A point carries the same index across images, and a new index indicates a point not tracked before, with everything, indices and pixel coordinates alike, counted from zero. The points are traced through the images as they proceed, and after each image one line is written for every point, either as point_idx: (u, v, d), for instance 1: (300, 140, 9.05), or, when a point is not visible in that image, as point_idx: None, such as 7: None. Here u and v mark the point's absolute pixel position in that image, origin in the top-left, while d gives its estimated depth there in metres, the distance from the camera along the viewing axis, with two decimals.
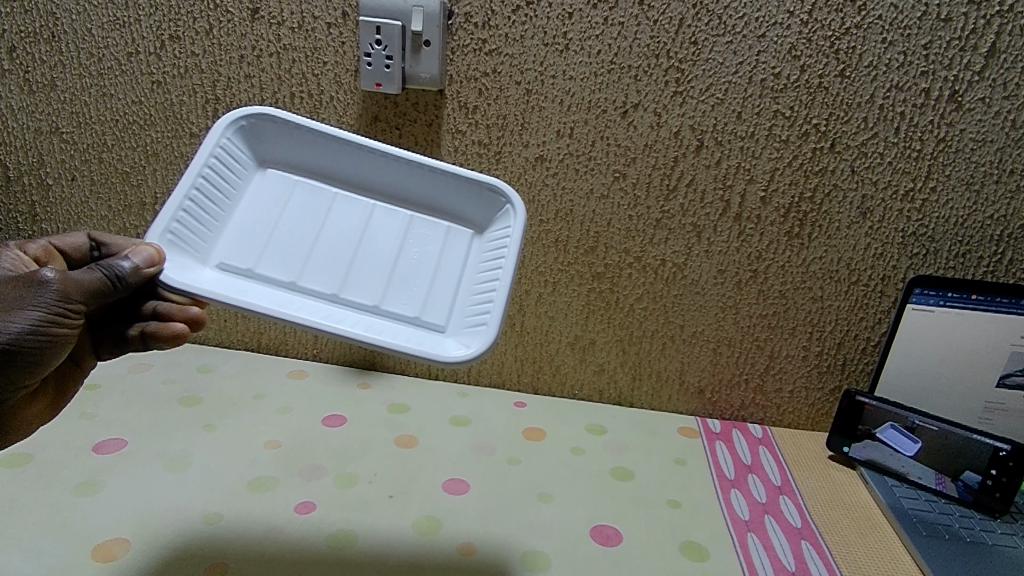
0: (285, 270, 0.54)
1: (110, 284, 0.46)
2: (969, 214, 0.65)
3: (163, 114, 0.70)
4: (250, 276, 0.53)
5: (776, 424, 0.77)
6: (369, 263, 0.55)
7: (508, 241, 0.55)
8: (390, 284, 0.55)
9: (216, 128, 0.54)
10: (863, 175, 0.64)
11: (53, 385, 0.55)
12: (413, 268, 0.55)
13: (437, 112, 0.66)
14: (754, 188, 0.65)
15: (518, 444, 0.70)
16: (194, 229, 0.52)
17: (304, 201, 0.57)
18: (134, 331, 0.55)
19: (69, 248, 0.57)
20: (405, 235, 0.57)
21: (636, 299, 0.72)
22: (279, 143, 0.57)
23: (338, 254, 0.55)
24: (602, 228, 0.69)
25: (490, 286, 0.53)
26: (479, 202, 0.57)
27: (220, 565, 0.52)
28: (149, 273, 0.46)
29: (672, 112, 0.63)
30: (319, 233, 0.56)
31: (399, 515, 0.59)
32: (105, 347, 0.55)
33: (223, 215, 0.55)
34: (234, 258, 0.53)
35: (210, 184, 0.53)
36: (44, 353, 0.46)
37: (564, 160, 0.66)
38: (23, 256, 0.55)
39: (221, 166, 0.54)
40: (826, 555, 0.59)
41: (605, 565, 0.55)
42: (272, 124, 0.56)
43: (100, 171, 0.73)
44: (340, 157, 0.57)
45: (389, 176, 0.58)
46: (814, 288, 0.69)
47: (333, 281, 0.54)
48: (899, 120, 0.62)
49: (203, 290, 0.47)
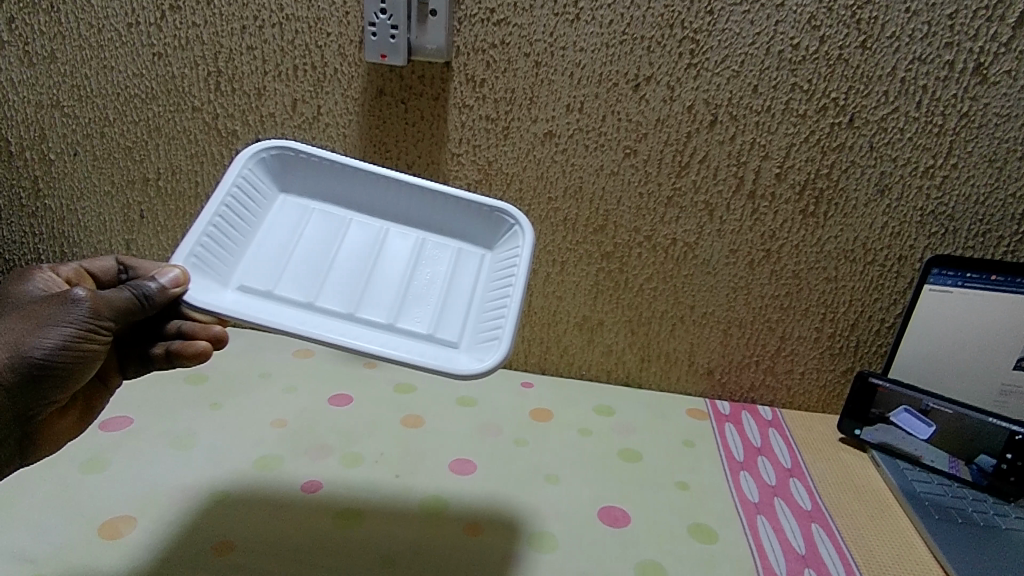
0: (303, 290, 0.53)
1: (138, 303, 0.46)
2: (990, 192, 0.63)
3: (165, 87, 0.68)
4: (269, 297, 0.52)
5: (786, 406, 0.76)
6: (384, 283, 0.55)
7: (518, 259, 0.55)
8: (404, 302, 0.54)
9: (239, 159, 0.55)
10: (883, 151, 0.62)
11: (82, 400, 0.54)
12: (426, 288, 0.55)
13: (443, 86, 0.64)
14: (768, 165, 0.64)
15: (526, 425, 0.69)
16: (217, 254, 0.52)
17: (319, 227, 0.57)
18: (158, 350, 0.53)
19: (98, 270, 0.57)
20: (418, 257, 0.57)
21: (646, 278, 0.71)
22: (296, 174, 0.58)
23: (353, 275, 0.55)
24: (611, 206, 0.68)
25: (502, 301, 0.52)
26: (487, 226, 0.58)
27: (227, 544, 0.52)
28: (174, 292, 0.46)
29: (686, 85, 0.62)
30: (335, 256, 0.56)
31: (405, 494, 0.59)
32: (133, 365, 0.55)
33: (242, 241, 0.54)
34: (254, 280, 0.53)
35: (232, 212, 0.53)
36: (73, 369, 0.47)
37: (573, 136, 0.65)
38: (55, 278, 0.55)
39: (242, 195, 0.55)
40: (836, 539, 0.58)
41: (614, 548, 0.54)
42: (289, 158, 0.57)
43: (103, 147, 0.72)
44: (355, 188, 0.58)
45: (401, 205, 0.59)
46: (828, 268, 0.67)
47: (349, 299, 0.53)
48: (922, 93, 0.60)
49: (227, 309, 0.46)
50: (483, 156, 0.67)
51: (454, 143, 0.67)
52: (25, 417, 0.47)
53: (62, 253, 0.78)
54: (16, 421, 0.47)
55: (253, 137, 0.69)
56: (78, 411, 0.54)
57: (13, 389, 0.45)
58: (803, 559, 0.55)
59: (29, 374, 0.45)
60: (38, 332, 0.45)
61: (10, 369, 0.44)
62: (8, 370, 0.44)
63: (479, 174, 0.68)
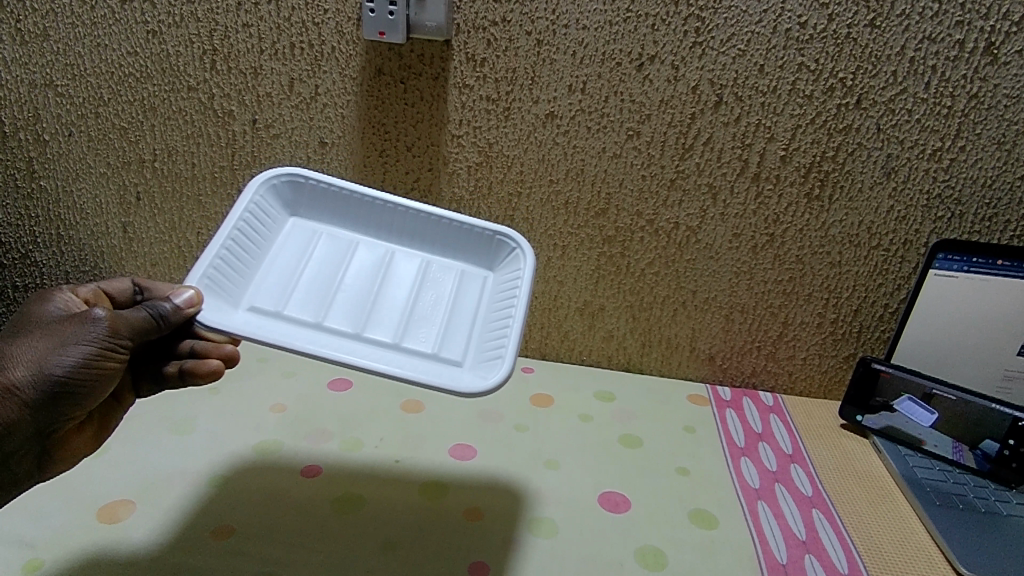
0: (311, 311, 0.53)
1: (154, 322, 0.46)
2: (997, 175, 0.62)
3: (160, 66, 0.67)
4: (278, 317, 0.51)
5: (788, 392, 0.76)
6: (389, 305, 0.55)
7: (520, 280, 0.55)
8: (409, 323, 0.54)
9: (250, 185, 0.55)
10: (890, 134, 0.61)
11: (98, 417, 0.52)
12: (431, 309, 0.55)
13: (443, 65, 0.63)
14: (774, 147, 0.63)
15: (526, 411, 0.69)
16: (229, 277, 0.51)
17: (327, 251, 0.57)
18: (171, 369, 0.52)
19: (113, 290, 0.56)
20: (422, 280, 0.57)
21: (648, 263, 0.70)
22: (305, 200, 0.58)
23: (360, 297, 0.55)
24: (613, 188, 0.67)
25: (505, 320, 0.52)
26: (490, 250, 0.59)
27: (225, 529, 0.52)
28: (189, 312, 0.46)
29: (691, 65, 0.61)
30: (342, 279, 0.56)
31: (404, 479, 0.58)
32: (146, 383, 0.53)
33: (252, 264, 0.54)
34: (264, 301, 0.52)
35: (244, 236, 0.53)
36: (93, 389, 0.46)
37: (575, 117, 0.64)
38: (74, 296, 0.53)
39: (253, 220, 0.55)
40: (837, 525, 0.58)
41: (615, 533, 0.54)
42: (298, 184, 0.58)
43: (98, 127, 0.71)
44: (361, 214, 0.59)
45: (406, 229, 0.59)
46: (832, 253, 0.67)
47: (356, 320, 0.53)
48: (931, 74, 0.59)
49: (237, 328, 0.46)
50: (484, 138, 0.66)
51: (454, 125, 0.66)
52: (45, 432, 0.46)
53: (58, 236, 0.78)
54: (38, 436, 0.46)
55: (249, 118, 0.68)
56: (95, 428, 0.52)
57: (33, 410, 0.44)
58: (804, 544, 0.55)
59: (49, 394, 0.44)
60: (58, 351, 0.45)
61: (31, 388, 0.44)
62: (30, 389, 0.44)
63: (479, 157, 0.67)
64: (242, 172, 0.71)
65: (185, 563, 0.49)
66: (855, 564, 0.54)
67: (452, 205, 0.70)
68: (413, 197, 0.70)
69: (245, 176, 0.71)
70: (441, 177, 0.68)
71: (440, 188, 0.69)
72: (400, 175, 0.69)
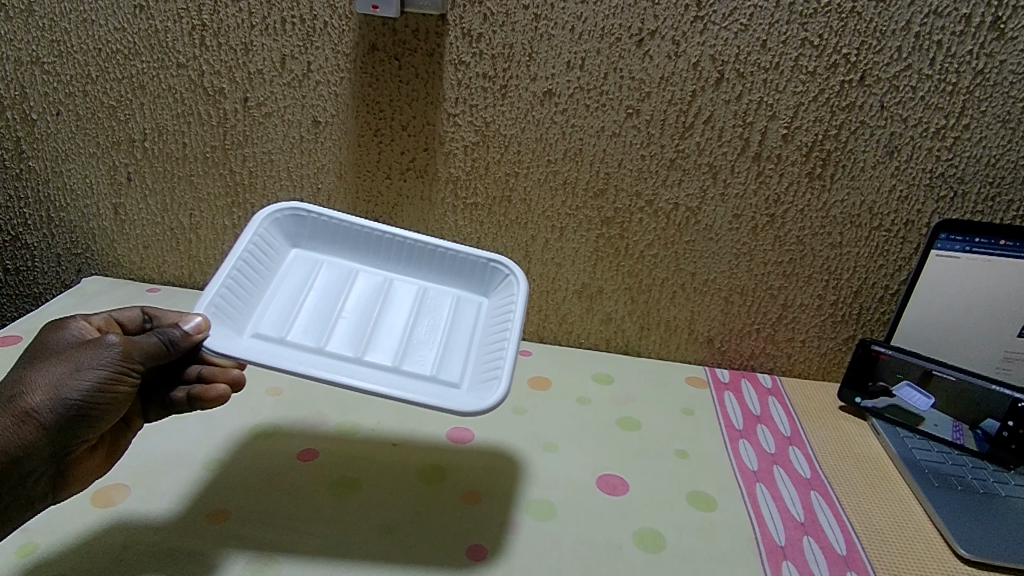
0: (313, 337, 0.53)
1: (165, 349, 0.45)
2: (1001, 153, 0.61)
3: (148, 42, 0.66)
4: (281, 342, 0.51)
5: (786, 374, 0.75)
6: (389, 330, 0.55)
7: (513, 303, 0.56)
8: (409, 347, 0.54)
9: (254, 219, 0.57)
10: (893, 111, 0.60)
11: (108, 440, 0.49)
12: (430, 333, 0.56)
13: (438, 41, 0.62)
14: (776, 125, 0.62)
15: (523, 393, 0.68)
16: (234, 306, 0.52)
17: (327, 282, 0.58)
18: (179, 394, 0.49)
19: (124, 318, 0.52)
20: (420, 307, 0.58)
21: (647, 245, 0.69)
22: (306, 233, 0.60)
23: (360, 323, 0.55)
24: (612, 169, 0.66)
25: (501, 342, 0.53)
26: (483, 277, 0.60)
27: (222, 512, 0.51)
28: (198, 337, 0.46)
29: (692, 41, 0.59)
30: (342, 306, 0.56)
31: (401, 463, 0.58)
32: (155, 409, 0.50)
33: (255, 293, 0.54)
34: (268, 328, 0.52)
35: (248, 268, 0.54)
36: (106, 415, 0.44)
37: (574, 95, 0.63)
38: (87, 325, 0.50)
39: (257, 252, 0.56)
40: (836, 506, 0.57)
41: (614, 515, 0.54)
42: (301, 219, 0.59)
43: (86, 106, 0.70)
44: (361, 246, 0.61)
45: (403, 261, 0.61)
46: (833, 234, 0.66)
47: (357, 344, 0.53)
48: (936, 49, 0.58)
49: (245, 354, 0.46)
50: (481, 117, 0.65)
51: (449, 103, 0.64)
52: (60, 454, 0.44)
53: (48, 217, 0.77)
54: (53, 459, 0.43)
55: (241, 96, 0.67)
56: (105, 451, 0.49)
57: (48, 436, 0.42)
58: (802, 526, 0.54)
59: (65, 419, 0.42)
60: (75, 375, 0.43)
61: (49, 413, 0.42)
62: (48, 414, 0.42)
63: (476, 136, 0.66)
64: (234, 153, 0.70)
65: (181, 547, 0.48)
66: (854, 545, 0.53)
67: (448, 185, 0.68)
68: (408, 177, 0.69)
69: (236, 156, 0.70)
70: (437, 157, 0.67)
71: (436, 169, 0.68)
72: (395, 156, 0.68)
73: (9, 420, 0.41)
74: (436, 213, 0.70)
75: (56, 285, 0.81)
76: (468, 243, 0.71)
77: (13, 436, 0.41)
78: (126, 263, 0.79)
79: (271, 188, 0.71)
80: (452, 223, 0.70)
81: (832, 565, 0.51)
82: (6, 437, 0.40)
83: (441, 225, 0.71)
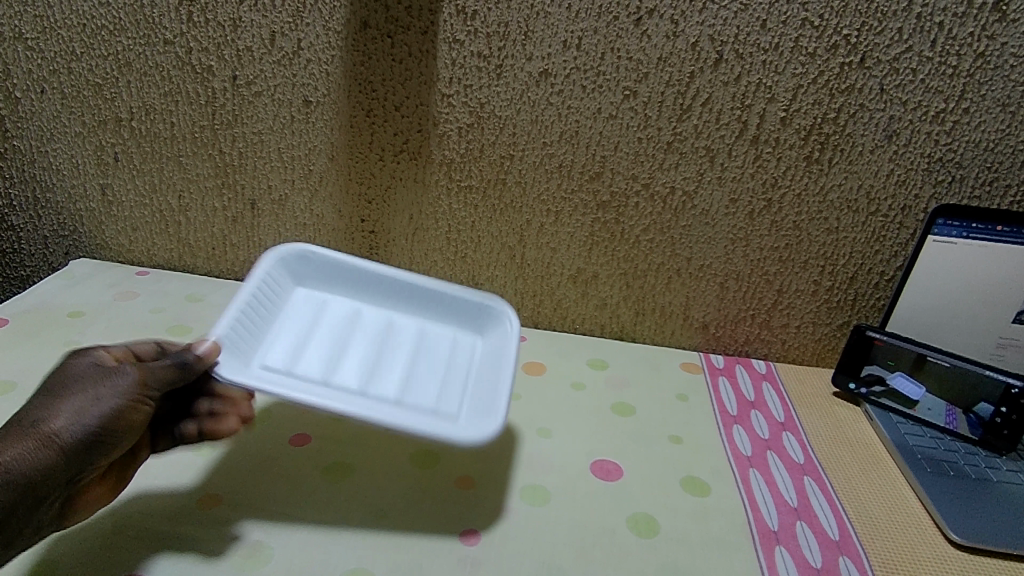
0: (317, 369, 0.53)
1: (180, 374, 0.45)
2: (1000, 138, 0.60)
3: (133, 17, 0.64)
4: (285, 373, 0.51)
5: (781, 360, 0.75)
6: (389, 365, 0.55)
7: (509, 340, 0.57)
8: (408, 381, 0.54)
9: (263, 258, 0.57)
10: (893, 94, 0.60)
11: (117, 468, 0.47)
12: (429, 368, 0.55)
13: (431, 18, 0.61)
14: (774, 108, 0.61)
15: (518, 379, 0.68)
16: (242, 338, 0.52)
17: (330, 318, 0.58)
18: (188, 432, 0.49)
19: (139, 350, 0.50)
20: (419, 343, 0.58)
21: (643, 230, 0.68)
22: (312, 273, 0.60)
23: (362, 358, 0.55)
24: (609, 152, 0.65)
25: (497, 376, 0.53)
26: (482, 313, 0.60)
27: (213, 497, 0.50)
28: (210, 363, 0.46)
29: (691, 20, 0.59)
30: (345, 342, 0.56)
31: (396, 446, 0.57)
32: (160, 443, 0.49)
33: (263, 326, 0.54)
34: (273, 360, 0.52)
35: (256, 303, 0.54)
36: (123, 440, 0.43)
37: (570, 76, 0.62)
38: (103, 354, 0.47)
39: (266, 288, 0.56)
40: (828, 490, 0.57)
41: (608, 500, 0.54)
42: (307, 259, 0.60)
43: (71, 84, 0.68)
44: (363, 285, 0.61)
45: (405, 302, 0.61)
46: (830, 219, 0.65)
47: (359, 378, 0.53)
48: (938, 31, 0.57)
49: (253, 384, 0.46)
50: (475, 97, 0.64)
51: (444, 82, 0.63)
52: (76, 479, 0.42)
53: (33, 199, 0.75)
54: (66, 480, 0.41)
55: (229, 74, 0.66)
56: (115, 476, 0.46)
57: (68, 462, 0.41)
58: (795, 511, 0.54)
59: (85, 445, 0.41)
60: (97, 399, 0.42)
61: (72, 436, 0.40)
62: (72, 439, 0.40)
63: (470, 117, 0.65)
64: (224, 133, 0.69)
65: (171, 532, 0.47)
66: (845, 529, 0.53)
67: (442, 168, 0.67)
68: (401, 159, 0.67)
69: (225, 136, 0.69)
70: (431, 139, 0.66)
71: (430, 151, 0.67)
72: (389, 137, 0.67)
73: (31, 444, 0.40)
74: (430, 196, 0.69)
75: (44, 267, 0.80)
76: (463, 226, 0.70)
77: (36, 459, 0.39)
78: (115, 245, 0.78)
79: (261, 169, 0.70)
80: (446, 207, 0.69)
81: (825, 548, 0.51)
82: (28, 459, 0.39)
83: (435, 208, 0.70)
